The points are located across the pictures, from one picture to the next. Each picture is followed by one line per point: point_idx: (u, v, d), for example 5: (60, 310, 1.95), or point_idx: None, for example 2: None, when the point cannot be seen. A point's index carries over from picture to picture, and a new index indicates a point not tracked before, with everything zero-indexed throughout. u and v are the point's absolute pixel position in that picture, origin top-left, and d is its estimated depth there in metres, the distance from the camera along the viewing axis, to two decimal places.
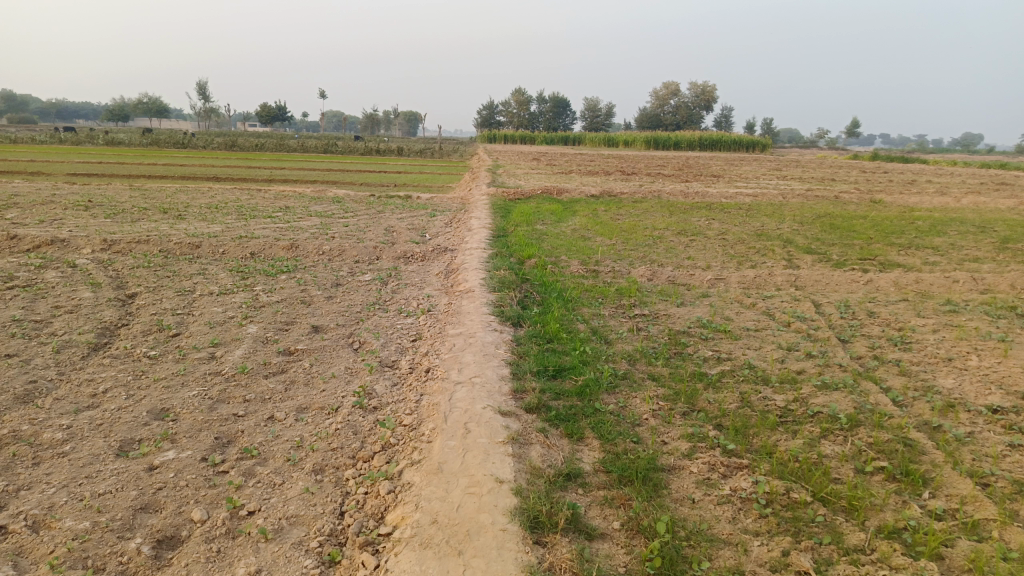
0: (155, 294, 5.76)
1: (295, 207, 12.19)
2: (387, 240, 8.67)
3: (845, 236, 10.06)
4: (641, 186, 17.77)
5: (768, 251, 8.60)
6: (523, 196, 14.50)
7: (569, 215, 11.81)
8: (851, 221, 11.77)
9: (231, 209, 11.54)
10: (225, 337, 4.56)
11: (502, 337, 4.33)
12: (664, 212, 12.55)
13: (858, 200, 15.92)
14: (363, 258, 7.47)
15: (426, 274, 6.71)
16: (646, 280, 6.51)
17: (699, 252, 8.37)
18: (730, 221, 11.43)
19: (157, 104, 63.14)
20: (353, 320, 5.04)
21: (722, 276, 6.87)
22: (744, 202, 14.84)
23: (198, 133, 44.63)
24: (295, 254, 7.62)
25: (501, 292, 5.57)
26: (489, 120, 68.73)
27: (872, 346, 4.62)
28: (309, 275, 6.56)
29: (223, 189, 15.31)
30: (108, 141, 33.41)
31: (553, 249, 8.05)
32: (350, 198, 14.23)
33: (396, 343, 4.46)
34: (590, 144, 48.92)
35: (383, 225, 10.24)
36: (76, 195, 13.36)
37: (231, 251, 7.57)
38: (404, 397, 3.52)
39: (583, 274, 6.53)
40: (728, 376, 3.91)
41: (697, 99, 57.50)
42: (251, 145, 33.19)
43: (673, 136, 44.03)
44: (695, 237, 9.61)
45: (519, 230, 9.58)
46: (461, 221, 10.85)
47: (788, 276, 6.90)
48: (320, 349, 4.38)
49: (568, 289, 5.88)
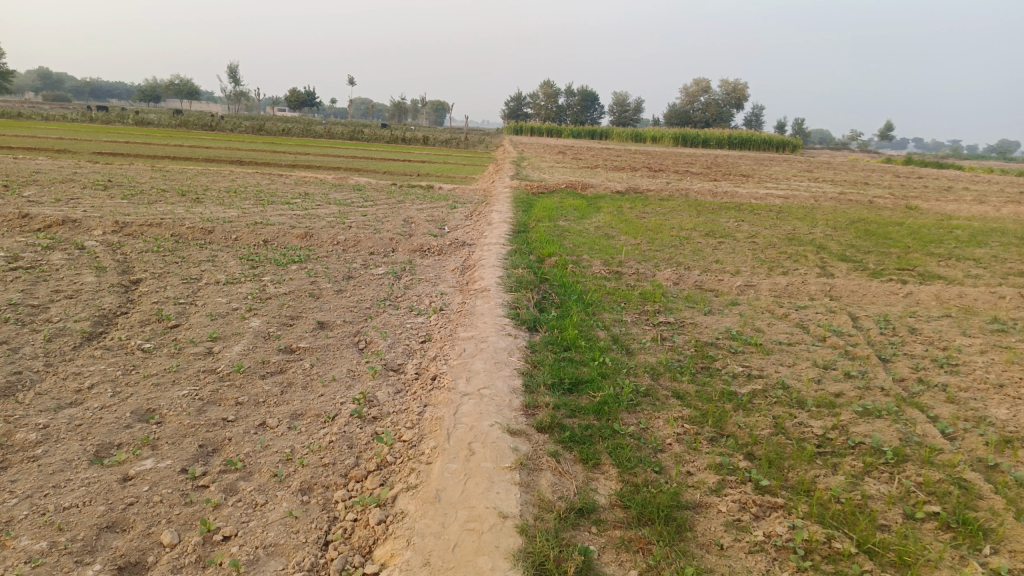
0: (160, 281, 5.54)
1: (315, 193, 12.01)
2: (404, 232, 8.42)
3: (880, 243, 9.64)
4: (668, 184, 17.37)
5: (800, 256, 8.23)
6: (547, 190, 14.19)
7: (593, 211, 11.49)
8: (887, 228, 11.33)
9: (249, 193, 11.36)
10: (224, 332, 4.32)
11: (516, 342, 4.05)
12: (691, 211, 12.19)
13: (893, 205, 15.42)
14: (378, 250, 7.22)
15: (441, 269, 6.45)
16: (672, 284, 6.19)
17: (728, 256, 8.02)
18: (761, 224, 11.05)
19: (188, 86, 63.54)
20: (361, 317, 4.79)
21: (752, 282, 6.53)
22: (775, 203, 14.42)
23: (227, 114, 44.84)
24: (309, 243, 7.40)
25: (518, 292, 5.29)
26: (516, 112, 68.35)
27: (916, 367, 4.28)
28: (321, 265, 6.33)
29: (244, 173, 15.17)
30: (137, 120, 33.60)
31: (575, 247, 7.75)
32: (371, 186, 14.00)
33: (403, 344, 4.20)
34: (617, 140, 48.38)
35: (401, 216, 10.00)
36: (97, 173, 13.30)
37: (243, 238, 7.36)
38: (406, 408, 3.25)
39: (605, 276, 6.23)
40: (760, 397, 3.59)
41: (728, 96, 56.62)
42: (277, 129, 33.14)
43: (702, 133, 43.39)
44: (724, 239, 9.25)
45: (541, 225, 9.29)
46: (481, 215, 10.58)
47: (823, 285, 6.54)
48: (323, 348, 4.13)
49: (589, 291, 5.58)
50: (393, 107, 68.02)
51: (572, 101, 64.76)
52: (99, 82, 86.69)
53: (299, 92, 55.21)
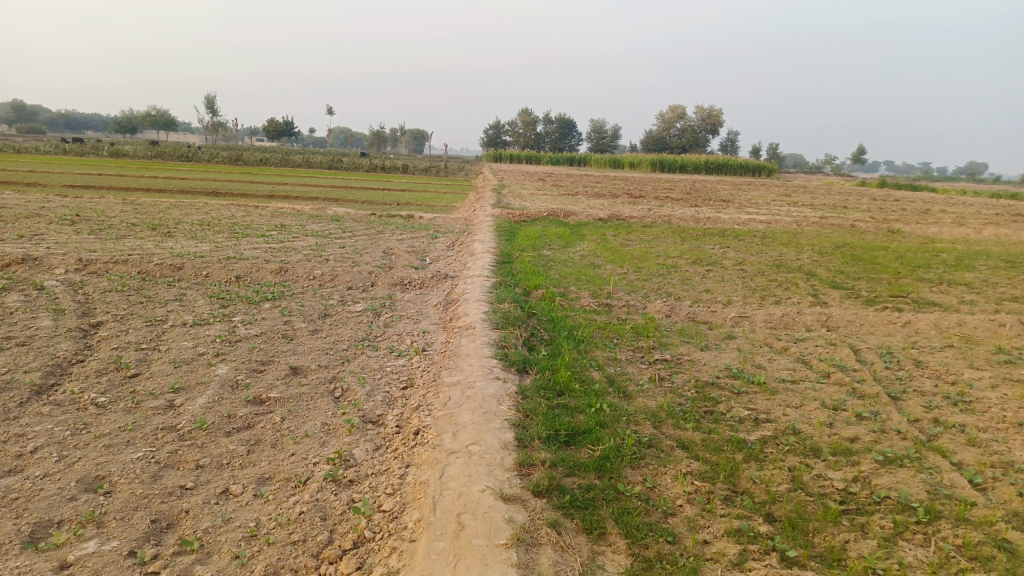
0: (122, 323, 5.19)
1: (291, 225, 11.70)
2: (384, 264, 8.12)
3: (869, 269, 9.48)
4: (650, 210, 17.26)
5: (791, 284, 8.03)
6: (529, 218, 13.99)
7: (577, 239, 11.28)
8: (873, 252, 11.23)
9: (224, 226, 11.02)
10: (189, 382, 3.98)
11: (506, 388, 3.75)
12: (676, 238, 12.04)
13: (875, 229, 15.41)
14: (357, 285, 6.90)
15: (423, 304, 6.15)
16: (664, 316, 5.94)
17: (717, 284, 7.80)
18: (747, 250, 10.90)
19: (164, 117, 63.13)
20: (337, 361, 4.46)
21: (747, 313, 6.30)
22: (758, 228, 14.34)
23: (201, 145, 44.42)
24: (283, 278, 7.08)
25: (505, 329, 5.00)
26: (495, 139, 68.57)
27: (929, 405, 4.03)
28: (295, 303, 6.01)
29: (218, 204, 14.83)
30: (111, 152, 33.19)
31: (560, 278, 7.48)
32: (350, 216, 13.70)
33: (383, 392, 3.88)
34: (596, 165, 48.65)
35: (380, 247, 9.69)
36: (65, 207, 12.88)
37: (214, 275, 7.02)
38: (386, 469, 2.94)
39: (595, 309, 5.96)
40: (772, 445, 3.32)
41: (704, 122, 57.21)
42: (255, 159, 32.83)
43: (679, 158, 43.70)
44: (712, 267, 9.04)
45: (525, 255, 9.03)
46: (463, 245, 10.31)
47: (819, 315, 6.31)
48: (296, 397, 3.80)
49: (579, 326, 5.31)
50: (371, 136, 68.01)
51: (550, 128, 65.10)
52: (74, 114, 85.90)
53: (277, 121, 55.11)
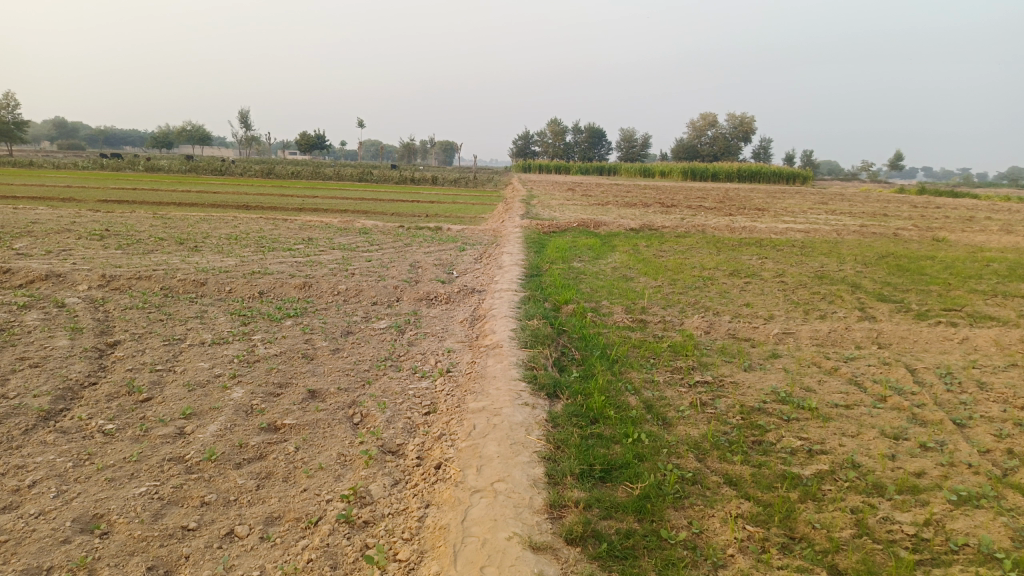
0: (139, 343, 5.04)
1: (319, 238, 11.59)
2: (410, 278, 7.92)
3: (916, 280, 9.05)
4: (683, 220, 16.90)
5: (835, 298, 7.65)
6: (559, 229, 13.74)
7: (609, 251, 10.98)
8: (919, 262, 10.76)
9: (251, 240, 10.94)
10: (202, 407, 3.79)
11: (535, 415, 3.48)
12: (711, 249, 11.68)
13: (919, 237, 14.86)
14: (382, 300, 6.70)
15: (449, 321, 5.91)
16: (702, 333, 5.62)
17: (757, 298, 7.45)
18: (785, 261, 10.51)
19: (200, 132, 64.23)
20: (358, 383, 4.24)
21: (791, 330, 5.95)
22: (796, 238, 13.90)
23: (235, 159, 45.08)
24: (307, 294, 6.90)
25: (535, 348, 4.74)
26: (524, 150, 68.53)
27: (1000, 434, 3.67)
28: (318, 320, 5.81)
29: (247, 218, 14.83)
30: (147, 167, 33.75)
31: (592, 292, 7.20)
32: (378, 229, 13.58)
33: (404, 418, 3.64)
34: (627, 175, 48.22)
35: (407, 260, 9.51)
36: (96, 222, 12.95)
37: (237, 291, 6.87)
38: (405, 509, 2.69)
39: (629, 325, 5.68)
40: (829, 483, 3.00)
41: (736, 130, 56.52)
42: (286, 172, 33.09)
43: (711, 167, 43.12)
44: (750, 279, 8.68)
45: (555, 268, 8.76)
46: (492, 257, 10.08)
47: (868, 332, 5.94)
48: (312, 424, 3.58)
49: (612, 344, 5.03)
50: (401, 148, 68.44)
51: (579, 138, 64.85)
52: (113, 130, 87.87)
53: (309, 135, 55.68)
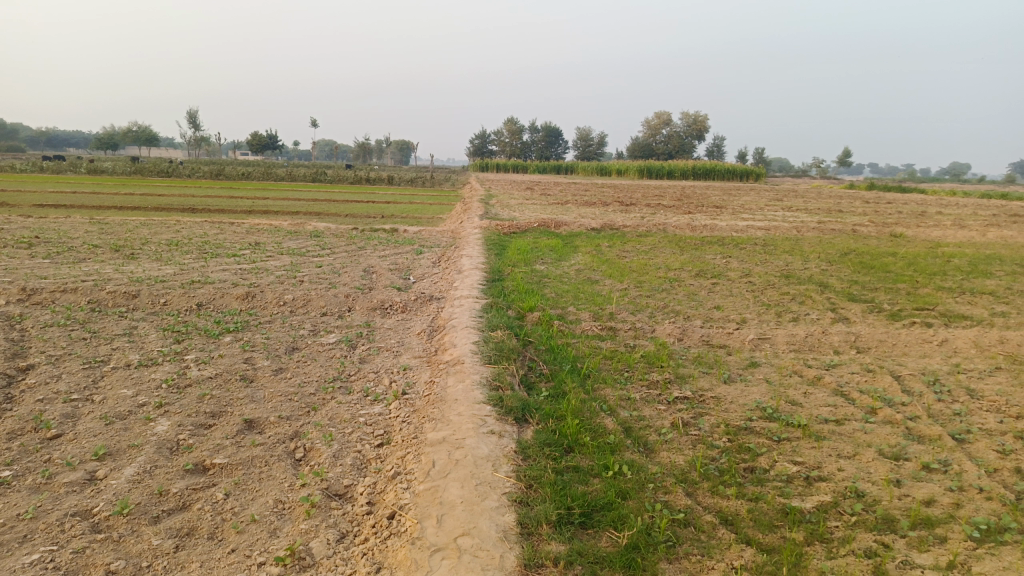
0: (55, 366, 4.49)
1: (267, 243, 11.01)
2: (363, 285, 7.44)
3: (883, 278, 8.91)
4: (644, 218, 16.68)
5: (806, 298, 7.42)
6: (519, 229, 13.37)
7: (571, 252, 10.64)
8: (882, 259, 10.67)
9: (193, 246, 10.30)
10: (118, 445, 3.29)
11: (502, 446, 3.09)
12: (674, 248, 11.44)
13: (877, 233, 14.88)
14: (332, 310, 6.22)
15: (405, 333, 5.47)
16: (676, 341, 5.28)
17: (727, 300, 7.17)
18: (750, 259, 10.31)
19: (146, 133, 62.23)
20: (302, 410, 3.78)
21: (767, 334, 5.66)
22: (757, 235, 13.79)
23: (182, 159, 43.73)
24: (251, 304, 6.39)
25: (499, 364, 4.33)
26: (481, 149, 68.11)
27: (1005, 450, 3.39)
28: (260, 335, 5.32)
29: (191, 222, 14.11)
30: (90, 169, 32.39)
31: (556, 297, 6.83)
32: (330, 232, 13.02)
33: (353, 453, 3.21)
34: (584, 173, 48.12)
35: (360, 265, 9.01)
36: (26, 228, 12.12)
37: (173, 304, 6.32)
38: (353, 573, 2.27)
39: (598, 334, 5.31)
40: (836, 518, 2.67)
41: (690, 128, 56.97)
42: (236, 173, 32.05)
43: (666, 165, 43.32)
44: (717, 280, 8.42)
45: (516, 271, 8.36)
46: (450, 261, 9.63)
47: (846, 336, 5.68)
48: (247, 463, 3.12)
49: (582, 356, 4.65)
50: (356, 147, 67.45)
51: (536, 137, 64.71)
52: (54, 132, 84.63)
53: (260, 135, 54.41)
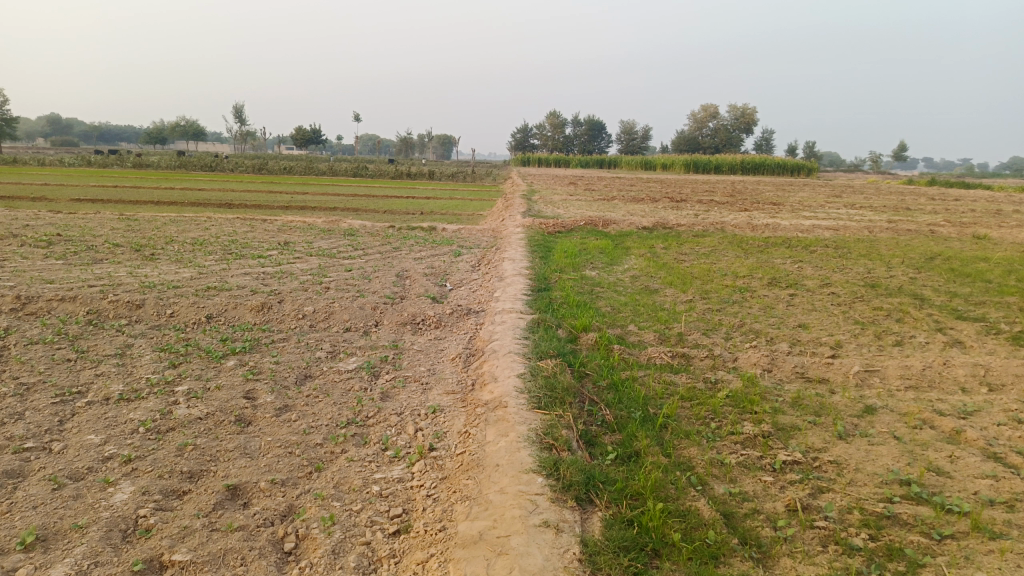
0: (22, 399, 3.76)
1: (297, 242, 10.33)
2: (394, 294, 6.64)
3: (984, 289, 7.80)
4: (697, 217, 15.63)
5: (904, 314, 6.38)
6: (565, 228, 12.49)
7: (624, 255, 9.71)
8: (974, 266, 9.51)
9: (219, 246, 9.65)
10: (56, 525, 2.50)
11: (561, 552, 2.23)
12: (737, 251, 10.44)
13: (958, 235, 13.61)
14: (356, 326, 5.43)
15: (439, 356, 4.64)
16: (765, 375, 4.35)
17: (811, 318, 6.17)
18: (824, 265, 9.28)
19: (194, 128, 62.92)
20: (302, 473, 2.96)
21: (874, 366, 4.67)
22: (824, 236, 12.67)
23: (225, 154, 44.08)
24: (266, 317, 5.64)
25: (552, 407, 3.46)
26: (523, 144, 67.24)
27: None
28: (269, 359, 4.54)
29: (223, 218, 13.56)
30: (136, 164, 32.57)
31: (613, 312, 5.92)
32: (365, 230, 12.29)
33: (361, 550, 2.37)
34: (628, 167, 46.89)
35: (393, 269, 8.22)
36: (53, 224, 11.65)
37: (179, 318, 5.58)
38: None
39: (669, 364, 4.40)
40: None
41: (738, 122, 55.21)
42: (278, 167, 31.75)
43: (714, 160, 41.87)
44: (793, 291, 7.40)
45: (565, 278, 7.49)
46: (491, 265, 8.78)
47: (972, 368, 4.65)
48: (220, 560, 2.32)
49: (654, 399, 3.74)
50: (398, 141, 67.24)
51: (579, 131, 63.58)
52: (108, 127, 86.41)
53: (305, 129, 54.51)
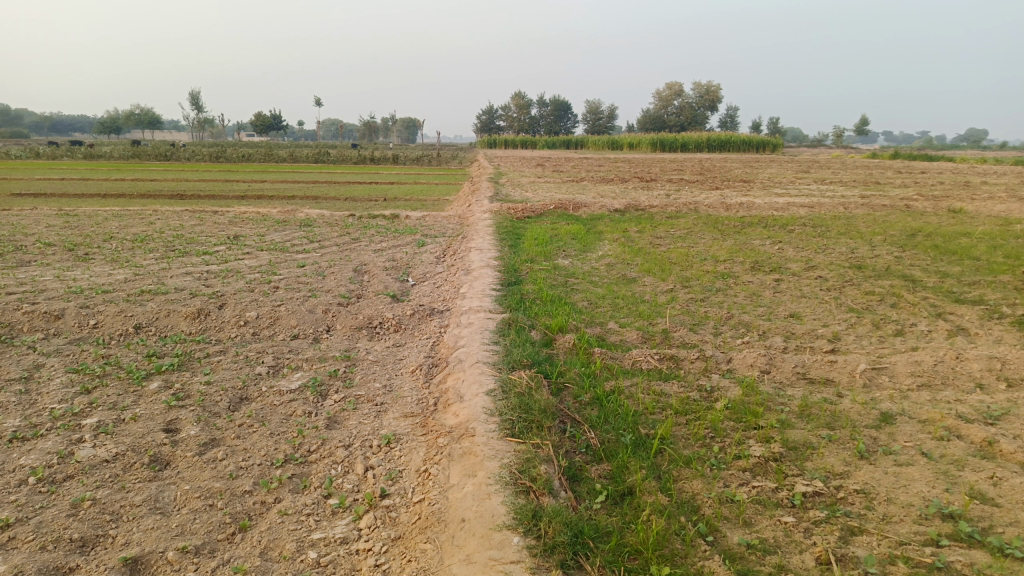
0: None
1: (249, 235, 9.65)
2: (350, 292, 6.04)
3: (974, 267, 7.44)
4: (670, 197, 15.21)
5: (899, 299, 5.98)
6: (534, 212, 11.95)
7: (597, 240, 9.21)
8: (957, 242, 9.20)
9: (162, 242, 8.94)
10: None
11: None
12: (714, 232, 10.01)
13: (933, 208, 13.36)
14: (305, 333, 4.84)
15: (396, 369, 4.08)
16: (764, 380, 3.86)
17: (801, 306, 5.72)
18: (804, 245, 8.89)
19: (148, 115, 60.79)
20: (223, 536, 2.40)
21: (881, 363, 4.22)
22: (800, 214, 12.31)
23: (180, 143, 42.69)
24: (203, 325, 5.01)
25: (528, 434, 2.93)
26: (488, 125, 66.41)
27: None
28: (201, 378, 3.94)
29: (170, 211, 12.75)
30: (86, 154, 31.31)
31: (590, 307, 5.40)
32: (323, 220, 11.59)
33: None
34: (594, 148, 46.42)
35: (350, 263, 7.61)
36: None
37: (102, 330, 4.92)
38: None
39: (657, 370, 3.90)
40: None
41: (703, 99, 55.01)
42: (237, 155, 30.64)
43: (681, 138, 41.59)
44: (779, 275, 6.97)
45: (536, 269, 6.96)
46: (457, 256, 8.22)
47: (987, 361, 4.22)
48: None
49: (645, 416, 3.24)
50: (362, 126, 65.99)
51: (545, 112, 62.89)
52: (60, 117, 83.69)
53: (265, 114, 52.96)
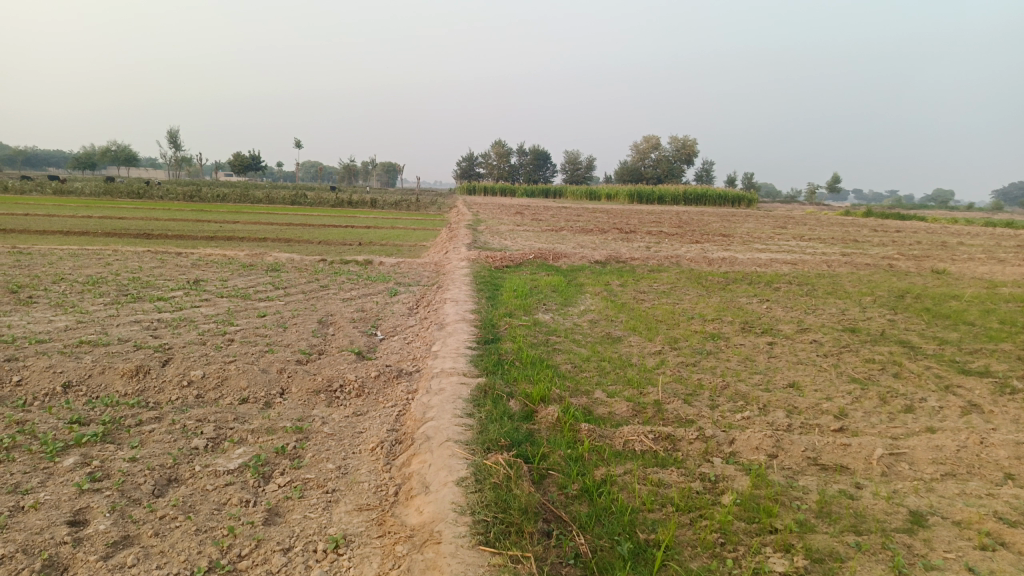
0: None
1: (212, 279, 9.11)
2: (312, 348, 5.53)
3: (971, 333, 7.13)
4: (651, 249, 14.96)
5: (902, 367, 5.60)
6: (513, 261, 11.57)
7: (578, 294, 8.81)
8: (947, 305, 8.94)
9: (116, 286, 8.35)
10: None
11: None
12: (699, 288, 9.68)
13: (916, 269, 13.23)
14: (255, 396, 4.31)
15: (353, 445, 3.56)
16: (773, 468, 3.40)
17: (800, 374, 5.31)
18: (793, 305, 8.59)
19: (125, 152, 60.10)
20: None
21: (898, 447, 3.79)
22: (783, 270, 12.08)
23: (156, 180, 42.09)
24: (141, 385, 4.46)
25: (504, 542, 2.44)
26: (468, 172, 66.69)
27: None
28: (126, 453, 3.39)
29: (133, 251, 12.17)
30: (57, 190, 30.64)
31: (574, 372, 4.94)
32: (293, 265, 11.10)
33: None
34: (573, 197, 46.62)
35: (316, 314, 7.11)
36: None
37: (24, 387, 4.33)
38: None
39: (652, 452, 3.43)
40: None
41: (681, 152, 55.82)
42: (213, 194, 30.12)
43: (659, 190, 41.92)
44: (771, 338, 6.59)
45: (514, 325, 6.53)
46: (431, 307, 7.76)
47: (1013, 448, 3.81)
48: None
49: (641, 514, 2.77)
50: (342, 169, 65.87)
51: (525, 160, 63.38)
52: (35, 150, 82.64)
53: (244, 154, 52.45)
